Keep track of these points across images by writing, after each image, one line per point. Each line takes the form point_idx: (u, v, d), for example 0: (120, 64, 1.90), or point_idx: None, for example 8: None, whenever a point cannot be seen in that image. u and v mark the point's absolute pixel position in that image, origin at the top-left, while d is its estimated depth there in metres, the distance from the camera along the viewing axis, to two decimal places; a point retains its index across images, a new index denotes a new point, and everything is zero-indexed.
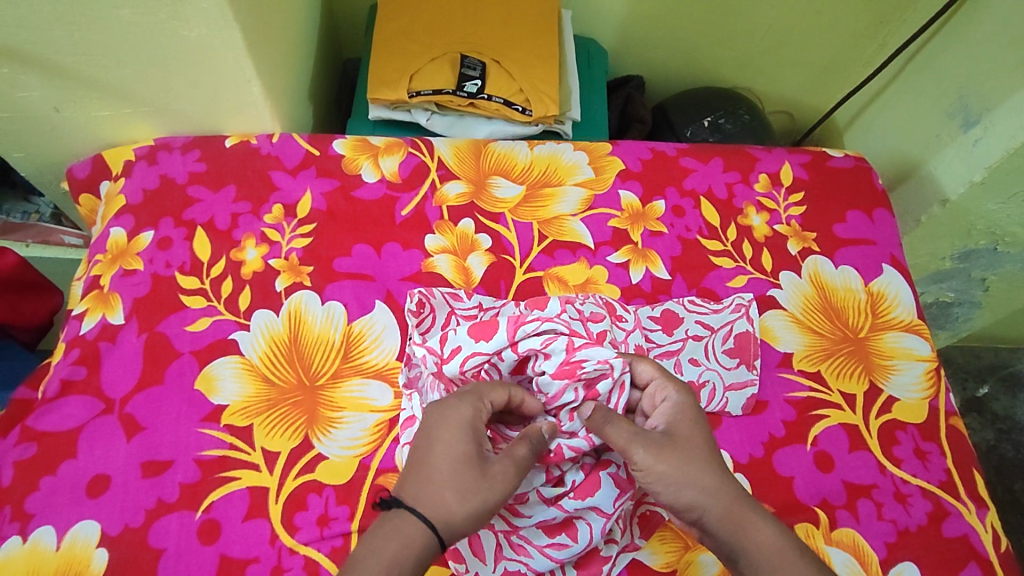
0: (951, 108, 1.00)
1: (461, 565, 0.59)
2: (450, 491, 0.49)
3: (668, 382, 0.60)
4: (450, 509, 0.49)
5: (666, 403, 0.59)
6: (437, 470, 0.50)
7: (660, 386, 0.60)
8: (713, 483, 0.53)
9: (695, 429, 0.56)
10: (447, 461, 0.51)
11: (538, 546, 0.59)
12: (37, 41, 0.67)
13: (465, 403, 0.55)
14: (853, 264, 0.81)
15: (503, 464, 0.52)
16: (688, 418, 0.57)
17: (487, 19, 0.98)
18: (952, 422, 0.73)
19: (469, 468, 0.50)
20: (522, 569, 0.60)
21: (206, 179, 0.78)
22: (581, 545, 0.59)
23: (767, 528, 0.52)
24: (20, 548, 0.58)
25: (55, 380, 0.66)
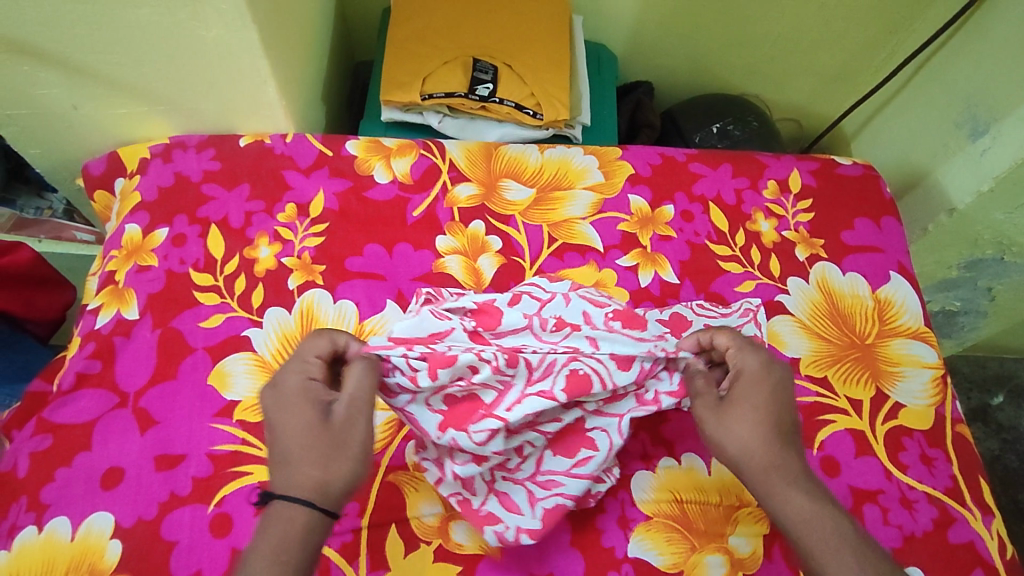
0: (960, 118, 1.01)
1: (498, 524, 0.60)
2: (308, 465, 0.49)
3: (749, 349, 0.60)
4: (314, 479, 0.48)
5: (740, 371, 0.58)
6: (288, 450, 0.50)
7: (738, 352, 0.60)
8: (760, 453, 0.54)
9: (763, 399, 0.56)
10: (295, 437, 0.50)
11: (566, 471, 0.61)
12: (59, 39, 0.68)
13: (291, 371, 0.54)
14: (860, 271, 0.82)
15: (344, 411, 0.51)
16: (756, 387, 0.57)
17: (500, 23, 0.99)
18: (958, 429, 0.73)
19: (315, 436, 0.50)
20: (563, 502, 0.60)
21: (220, 177, 0.79)
22: (605, 450, 0.61)
23: (802, 501, 0.52)
24: (35, 537, 0.58)
25: (70, 373, 0.66)
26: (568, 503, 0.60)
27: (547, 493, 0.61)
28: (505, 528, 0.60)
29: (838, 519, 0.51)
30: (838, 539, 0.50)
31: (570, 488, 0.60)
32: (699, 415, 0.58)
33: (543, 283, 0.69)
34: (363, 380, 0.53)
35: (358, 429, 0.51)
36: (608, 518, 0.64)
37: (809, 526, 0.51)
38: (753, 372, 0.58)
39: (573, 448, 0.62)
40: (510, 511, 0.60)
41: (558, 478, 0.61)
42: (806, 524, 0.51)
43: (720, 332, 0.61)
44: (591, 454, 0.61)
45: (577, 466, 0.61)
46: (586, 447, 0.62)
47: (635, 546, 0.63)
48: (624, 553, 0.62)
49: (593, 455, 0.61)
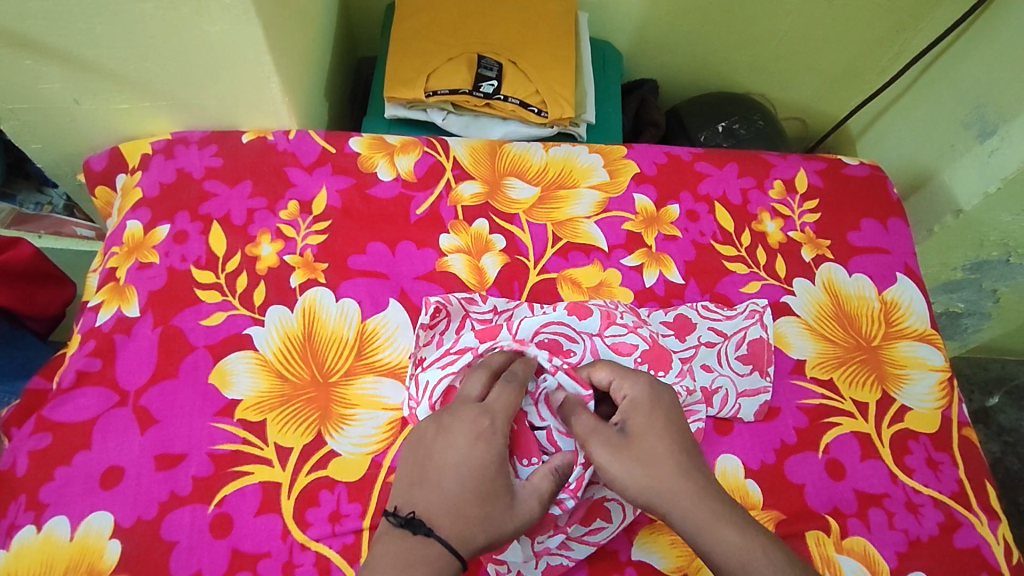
0: (968, 117, 1.00)
1: (501, 565, 0.60)
2: (456, 502, 0.52)
3: (626, 376, 0.60)
4: (473, 537, 0.51)
5: (626, 399, 0.59)
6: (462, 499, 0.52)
7: (619, 382, 0.60)
8: (674, 483, 0.53)
9: (662, 420, 0.57)
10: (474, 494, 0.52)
11: (577, 537, 0.61)
12: (59, 33, 0.68)
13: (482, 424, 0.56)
14: (867, 272, 0.81)
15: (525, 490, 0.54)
16: (646, 412, 0.57)
17: (505, 20, 0.98)
18: (964, 432, 0.73)
19: (496, 503, 0.53)
20: (565, 563, 0.60)
21: (223, 173, 0.78)
22: (616, 524, 0.61)
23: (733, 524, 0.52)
24: (35, 537, 0.58)
25: (71, 371, 0.66)
26: (571, 565, 0.60)
27: (555, 551, 0.60)
28: (507, 569, 0.60)
29: (766, 540, 0.52)
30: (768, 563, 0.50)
31: (575, 554, 0.60)
32: (599, 454, 0.55)
33: (573, 320, 0.69)
34: (550, 476, 0.56)
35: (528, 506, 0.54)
36: None
37: (727, 552, 0.51)
38: (641, 398, 0.58)
39: (588, 516, 0.62)
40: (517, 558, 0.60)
41: (570, 542, 0.61)
42: (731, 552, 0.51)
43: (597, 367, 0.62)
44: (604, 525, 0.61)
45: (589, 535, 0.61)
46: (601, 518, 0.62)
47: (639, 549, 0.62)
48: (628, 557, 0.62)
49: (606, 526, 0.61)
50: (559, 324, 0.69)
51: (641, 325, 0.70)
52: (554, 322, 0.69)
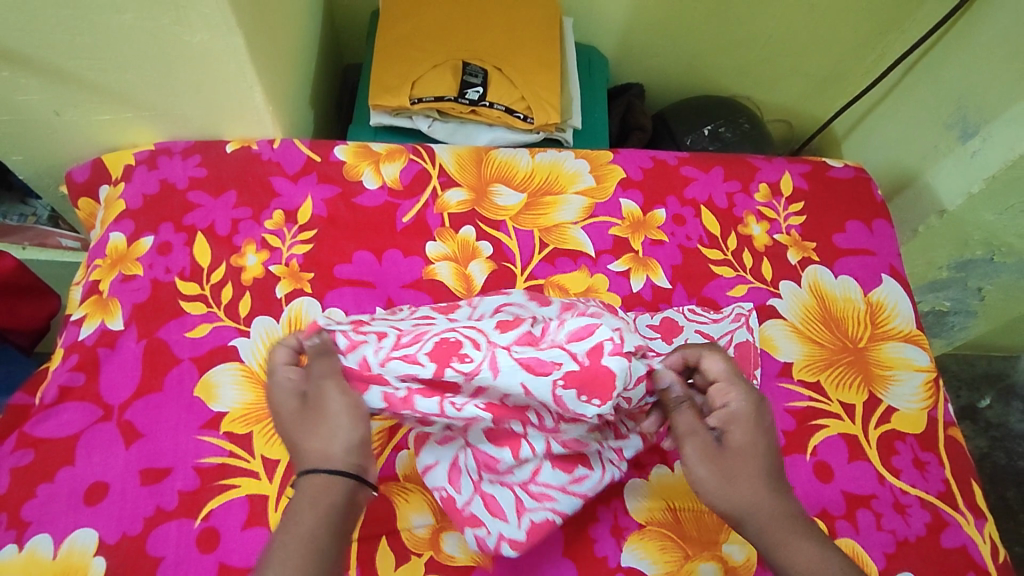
0: (949, 118, 1.01)
1: (480, 528, 0.58)
2: (316, 438, 0.53)
3: (731, 383, 0.57)
4: (320, 453, 0.52)
5: (728, 406, 0.56)
6: (293, 439, 0.53)
7: (724, 387, 0.57)
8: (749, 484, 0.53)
9: (755, 435, 0.55)
10: (291, 427, 0.54)
11: (561, 486, 0.59)
12: (37, 44, 0.67)
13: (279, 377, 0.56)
14: (852, 274, 0.81)
15: (324, 387, 0.55)
16: (746, 425, 0.56)
17: (490, 27, 0.99)
18: (950, 432, 0.73)
19: (300, 418, 0.54)
20: (550, 517, 0.59)
21: (207, 184, 0.78)
22: (598, 471, 0.60)
23: (804, 543, 0.52)
24: (17, 556, 0.57)
25: (53, 386, 0.65)
26: (555, 518, 0.59)
27: (539, 507, 0.59)
28: (486, 534, 0.58)
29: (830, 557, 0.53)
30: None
31: (562, 505, 0.59)
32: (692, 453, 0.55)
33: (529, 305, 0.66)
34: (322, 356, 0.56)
35: (333, 399, 0.54)
36: (602, 528, 0.63)
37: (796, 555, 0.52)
38: (744, 406, 0.56)
39: (570, 463, 0.60)
40: (492, 516, 0.58)
41: (553, 493, 0.59)
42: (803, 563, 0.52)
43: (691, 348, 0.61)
44: (586, 473, 0.60)
45: (574, 485, 0.59)
46: (583, 465, 0.60)
47: (629, 555, 0.62)
48: (616, 563, 0.62)
49: (589, 473, 0.60)
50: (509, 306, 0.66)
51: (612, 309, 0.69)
52: (513, 303, 0.66)
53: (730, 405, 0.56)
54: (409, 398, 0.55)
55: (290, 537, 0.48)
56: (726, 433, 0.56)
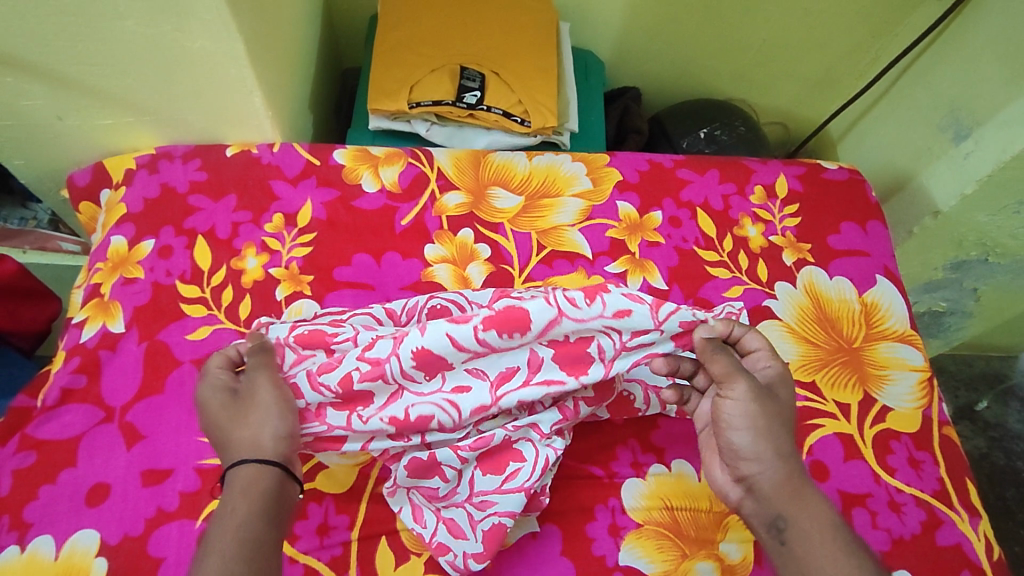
0: (943, 121, 1.02)
1: (449, 553, 0.59)
2: (244, 427, 0.54)
3: (767, 353, 0.60)
4: (253, 441, 0.54)
5: (770, 369, 0.59)
6: (227, 430, 0.54)
7: (766, 354, 0.60)
8: (783, 442, 0.55)
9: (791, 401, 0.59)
10: (223, 419, 0.55)
11: (497, 490, 0.60)
12: (40, 50, 0.68)
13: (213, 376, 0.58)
14: (847, 275, 0.82)
15: (257, 380, 0.57)
16: (786, 388, 0.59)
17: (487, 31, 0.99)
18: (944, 431, 0.74)
19: (230, 410, 0.55)
20: (502, 519, 0.59)
21: (207, 188, 0.79)
22: (530, 461, 0.60)
23: (822, 511, 0.53)
24: (19, 557, 0.58)
25: (55, 388, 0.66)
26: (507, 520, 0.59)
27: (484, 515, 0.59)
28: (455, 555, 0.59)
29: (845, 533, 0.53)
30: (837, 540, 0.52)
31: (504, 505, 0.59)
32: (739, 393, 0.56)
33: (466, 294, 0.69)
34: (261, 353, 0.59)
35: (263, 391, 0.56)
36: (600, 527, 0.64)
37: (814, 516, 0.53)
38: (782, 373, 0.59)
39: (500, 464, 0.61)
40: (456, 538, 0.59)
41: (491, 497, 0.60)
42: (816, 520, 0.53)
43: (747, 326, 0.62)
44: (518, 467, 0.60)
45: (507, 483, 0.60)
46: (514, 460, 0.61)
47: (627, 554, 0.63)
48: (615, 563, 0.62)
49: (521, 466, 0.60)
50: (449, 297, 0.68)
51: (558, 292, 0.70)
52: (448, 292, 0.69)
53: (771, 368, 0.59)
54: (323, 410, 0.60)
55: (225, 527, 0.48)
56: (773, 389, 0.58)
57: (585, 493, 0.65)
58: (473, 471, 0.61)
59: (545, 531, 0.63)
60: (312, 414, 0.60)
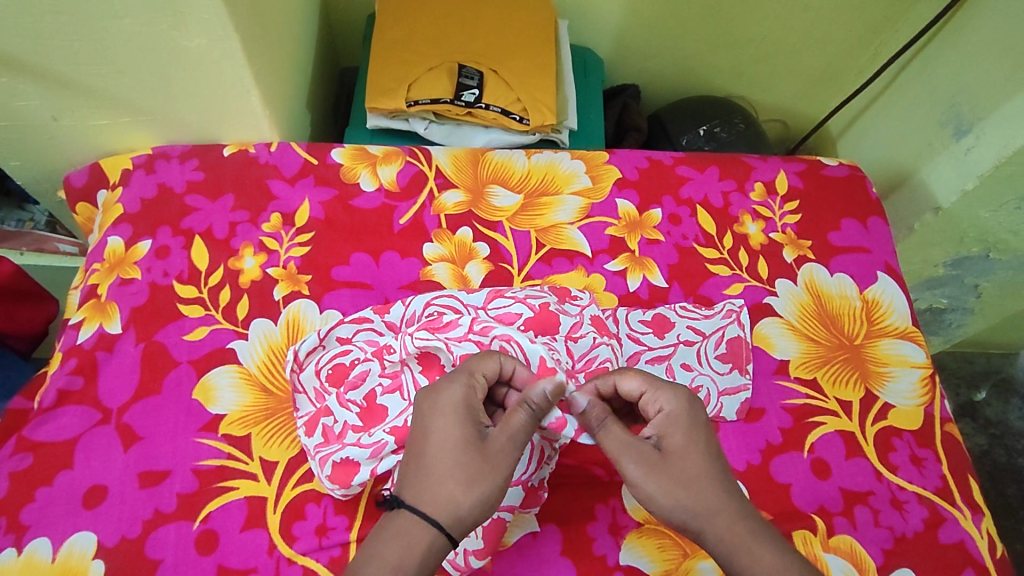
0: (943, 117, 1.01)
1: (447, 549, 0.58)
2: (453, 482, 0.49)
3: (659, 389, 0.56)
4: (453, 500, 0.49)
5: (662, 413, 0.56)
6: (433, 465, 0.50)
7: (652, 395, 0.57)
8: (703, 501, 0.52)
9: (692, 441, 0.54)
10: (444, 452, 0.51)
11: None
12: (36, 50, 0.67)
13: (457, 382, 0.53)
14: (848, 272, 0.82)
15: (503, 440, 0.52)
16: (683, 429, 0.55)
17: (484, 29, 0.99)
18: (947, 428, 0.74)
19: (467, 452, 0.50)
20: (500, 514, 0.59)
21: (204, 188, 0.78)
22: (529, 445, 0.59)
23: (770, 554, 0.50)
24: (16, 559, 0.57)
25: (51, 390, 0.65)
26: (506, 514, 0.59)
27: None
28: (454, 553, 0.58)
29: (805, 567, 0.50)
30: None
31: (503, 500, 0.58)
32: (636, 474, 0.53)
33: (462, 294, 0.69)
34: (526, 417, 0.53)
35: (506, 460, 0.51)
36: (600, 526, 0.64)
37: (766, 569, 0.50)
38: (675, 415, 0.55)
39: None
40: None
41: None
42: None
43: (625, 375, 0.57)
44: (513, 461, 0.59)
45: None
46: None
47: (627, 553, 0.62)
48: (616, 562, 0.62)
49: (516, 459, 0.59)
50: (448, 297, 0.68)
51: (564, 303, 0.69)
52: (445, 295, 0.69)
53: (663, 412, 0.56)
54: (344, 432, 0.62)
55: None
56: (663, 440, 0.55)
57: (584, 492, 0.65)
58: None
59: (545, 531, 0.63)
60: (334, 436, 0.62)
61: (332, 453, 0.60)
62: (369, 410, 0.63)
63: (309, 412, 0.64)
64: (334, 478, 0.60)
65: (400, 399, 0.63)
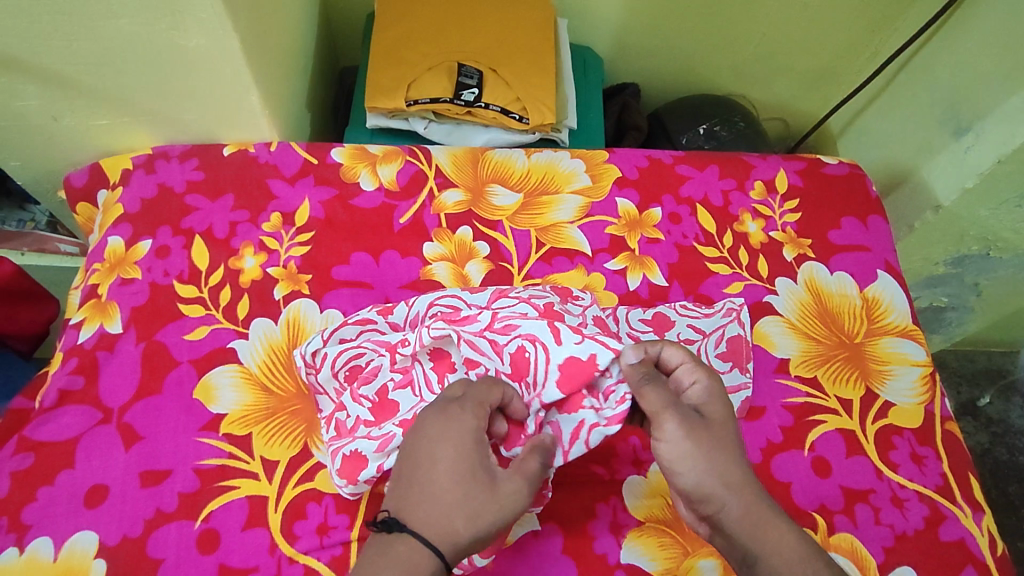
0: (943, 115, 1.01)
1: None
2: (460, 516, 0.49)
3: (699, 367, 0.59)
4: (457, 533, 0.49)
5: (698, 386, 0.59)
6: (441, 495, 0.50)
7: (692, 370, 0.59)
8: (732, 474, 0.54)
9: (730, 416, 0.57)
10: (453, 483, 0.50)
11: None
12: (34, 50, 0.67)
13: (468, 413, 0.53)
14: (848, 270, 0.82)
15: (514, 478, 0.52)
16: (721, 406, 0.58)
17: (484, 28, 0.99)
18: (947, 426, 0.74)
19: (478, 488, 0.50)
20: None
21: (204, 188, 0.78)
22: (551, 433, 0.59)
23: (789, 535, 0.53)
24: (17, 559, 0.57)
25: (52, 390, 0.65)
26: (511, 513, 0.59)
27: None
28: None
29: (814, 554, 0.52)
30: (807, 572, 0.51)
31: None
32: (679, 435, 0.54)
33: (465, 293, 0.69)
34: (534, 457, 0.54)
35: (515, 498, 0.51)
36: (601, 524, 0.64)
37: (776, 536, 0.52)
38: (714, 391, 0.58)
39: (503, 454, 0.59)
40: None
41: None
42: (779, 555, 0.51)
43: (669, 345, 0.60)
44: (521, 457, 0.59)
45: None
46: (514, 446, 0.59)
47: (628, 552, 0.62)
48: (617, 561, 0.62)
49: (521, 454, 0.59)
50: (451, 297, 0.68)
51: (566, 302, 0.69)
52: (447, 296, 0.68)
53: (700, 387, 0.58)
54: (356, 426, 0.62)
55: None
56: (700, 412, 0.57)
57: (586, 490, 0.65)
58: None
59: (546, 530, 0.63)
60: (347, 429, 0.62)
61: (342, 446, 0.60)
62: (381, 404, 0.62)
63: (329, 410, 0.64)
64: (344, 473, 0.59)
65: (411, 395, 0.62)
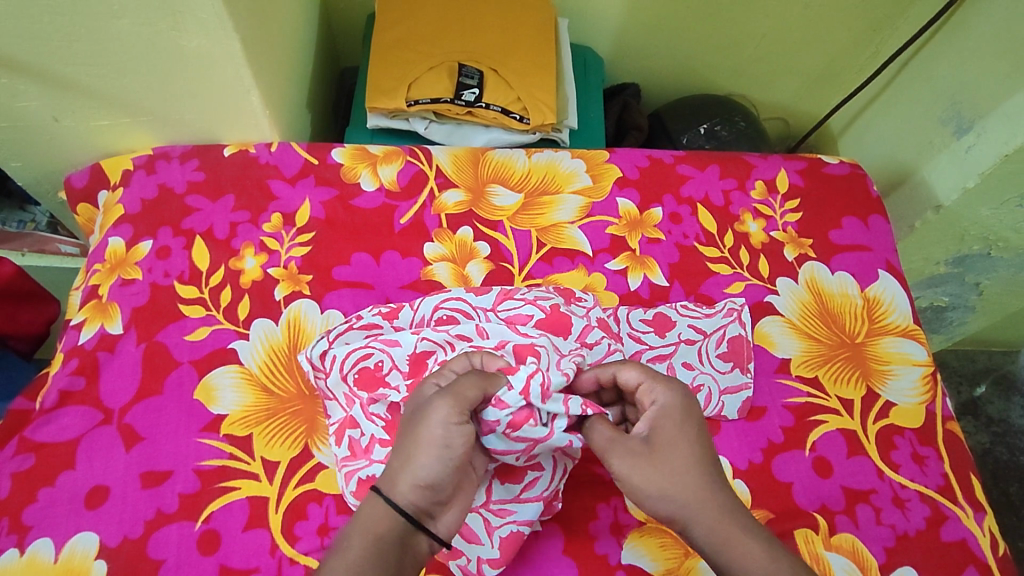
0: (944, 115, 1.01)
1: (461, 558, 0.59)
2: (394, 456, 0.50)
3: (654, 384, 0.56)
4: (393, 471, 0.49)
5: (656, 405, 0.55)
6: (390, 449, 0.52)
7: (647, 387, 0.56)
8: (690, 492, 0.52)
9: (684, 430, 0.54)
10: (398, 434, 0.52)
11: (517, 498, 0.59)
12: (35, 51, 0.67)
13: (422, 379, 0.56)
14: (849, 270, 0.82)
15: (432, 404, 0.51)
16: (675, 419, 0.54)
17: (484, 28, 0.99)
18: (948, 426, 0.73)
19: (408, 427, 0.51)
20: (518, 528, 0.59)
21: (205, 188, 0.78)
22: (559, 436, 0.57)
23: (758, 545, 0.50)
24: (18, 560, 0.57)
25: (53, 391, 0.65)
26: (522, 529, 0.59)
27: (501, 522, 0.59)
28: (467, 561, 0.59)
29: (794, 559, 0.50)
30: None
31: (524, 514, 0.59)
32: (622, 465, 0.54)
33: (469, 296, 0.69)
34: (468, 381, 0.53)
35: (436, 420, 0.50)
36: (603, 525, 0.64)
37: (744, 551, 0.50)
38: (666, 403, 0.55)
39: (518, 473, 0.60)
40: (469, 543, 0.59)
41: (510, 506, 0.59)
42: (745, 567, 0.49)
43: (624, 366, 0.57)
44: (536, 476, 0.60)
45: (526, 492, 0.59)
46: (533, 468, 0.60)
47: (629, 552, 0.62)
48: (618, 561, 0.62)
49: (540, 476, 0.60)
50: (456, 301, 0.69)
51: (569, 303, 0.69)
52: (452, 299, 0.69)
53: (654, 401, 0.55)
54: (371, 446, 0.61)
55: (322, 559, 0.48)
56: (652, 434, 0.54)
57: (587, 491, 0.65)
58: (489, 479, 0.60)
59: (547, 531, 0.63)
60: (361, 449, 0.61)
61: (359, 467, 0.60)
62: (393, 421, 0.61)
63: (339, 420, 0.63)
64: (358, 494, 0.60)
65: None
